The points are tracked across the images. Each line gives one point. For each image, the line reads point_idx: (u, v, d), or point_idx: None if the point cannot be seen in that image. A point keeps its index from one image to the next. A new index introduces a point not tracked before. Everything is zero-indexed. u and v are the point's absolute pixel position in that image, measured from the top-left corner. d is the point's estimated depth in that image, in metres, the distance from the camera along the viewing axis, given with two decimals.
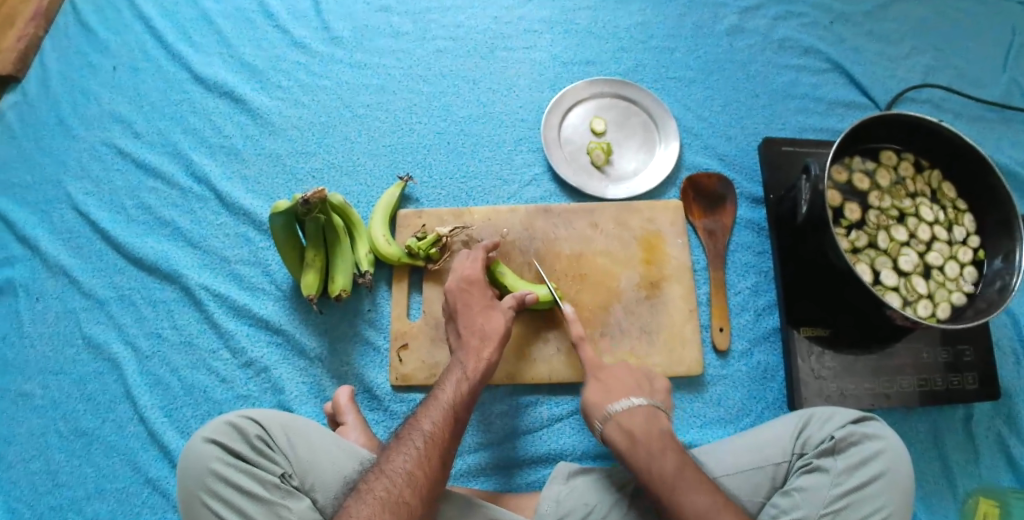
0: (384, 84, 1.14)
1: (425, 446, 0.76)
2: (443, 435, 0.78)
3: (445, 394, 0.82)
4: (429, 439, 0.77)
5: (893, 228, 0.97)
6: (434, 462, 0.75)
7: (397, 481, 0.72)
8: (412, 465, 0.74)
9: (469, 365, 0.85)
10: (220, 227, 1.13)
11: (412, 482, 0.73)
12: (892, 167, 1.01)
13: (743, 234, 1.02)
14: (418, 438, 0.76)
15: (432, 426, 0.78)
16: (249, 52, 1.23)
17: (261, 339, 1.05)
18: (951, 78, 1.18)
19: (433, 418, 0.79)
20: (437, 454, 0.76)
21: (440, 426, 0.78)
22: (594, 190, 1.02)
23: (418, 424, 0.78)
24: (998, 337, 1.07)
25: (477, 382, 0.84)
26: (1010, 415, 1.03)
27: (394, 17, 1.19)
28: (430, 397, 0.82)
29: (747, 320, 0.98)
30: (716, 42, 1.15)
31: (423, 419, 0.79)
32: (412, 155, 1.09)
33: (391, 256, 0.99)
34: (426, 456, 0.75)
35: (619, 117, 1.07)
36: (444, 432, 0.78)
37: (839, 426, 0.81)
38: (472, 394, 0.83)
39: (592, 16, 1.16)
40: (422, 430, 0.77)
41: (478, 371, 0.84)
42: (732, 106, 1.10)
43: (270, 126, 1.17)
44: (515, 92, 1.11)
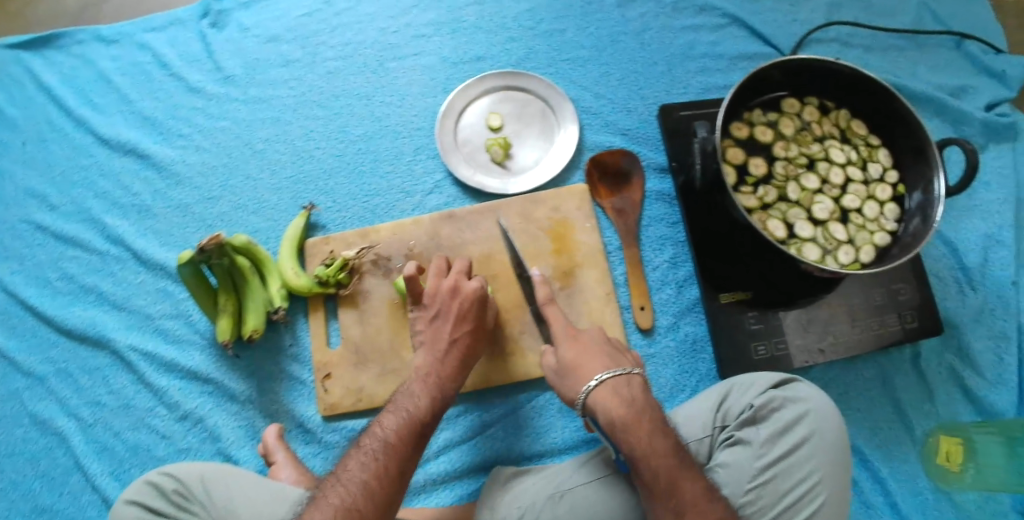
0: (279, 114, 1.13)
1: (384, 455, 0.74)
2: (403, 444, 0.76)
3: (411, 404, 0.80)
4: (388, 447, 0.75)
5: (803, 177, 0.94)
6: (393, 470, 0.73)
7: (353, 490, 0.71)
8: (369, 474, 0.72)
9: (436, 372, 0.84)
10: (141, 285, 1.12)
11: (367, 490, 0.71)
12: (795, 114, 0.97)
13: (654, 207, 0.99)
14: (378, 446, 0.75)
15: (394, 436, 0.76)
16: (150, 105, 1.22)
17: (194, 389, 1.05)
18: (860, 11, 1.15)
19: (395, 425, 0.77)
20: (396, 463, 0.74)
21: (402, 435, 0.76)
22: (496, 188, 1.00)
23: (380, 432, 0.76)
24: (938, 268, 1.03)
25: (440, 393, 0.83)
26: (959, 347, 1.00)
27: (283, 46, 1.18)
28: (395, 405, 0.81)
29: (669, 294, 0.95)
30: (607, 16, 1.12)
31: (385, 427, 0.77)
32: (314, 182, 1.07)
33: (301, 288, 0.98)
34: (383, 465, 0.73)
35: (516, 109, 1.05)
36: (404, 442, 0.76)
37: (759, 393, 0.79)
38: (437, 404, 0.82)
39: (478, 10, 1.13)
40: (385, 438, 0.76)
41: (439, 380, 0.83)
42: (629, 79, 1.07)
43: (176, 177, 1.16)
44: (409, 101, 1.09)
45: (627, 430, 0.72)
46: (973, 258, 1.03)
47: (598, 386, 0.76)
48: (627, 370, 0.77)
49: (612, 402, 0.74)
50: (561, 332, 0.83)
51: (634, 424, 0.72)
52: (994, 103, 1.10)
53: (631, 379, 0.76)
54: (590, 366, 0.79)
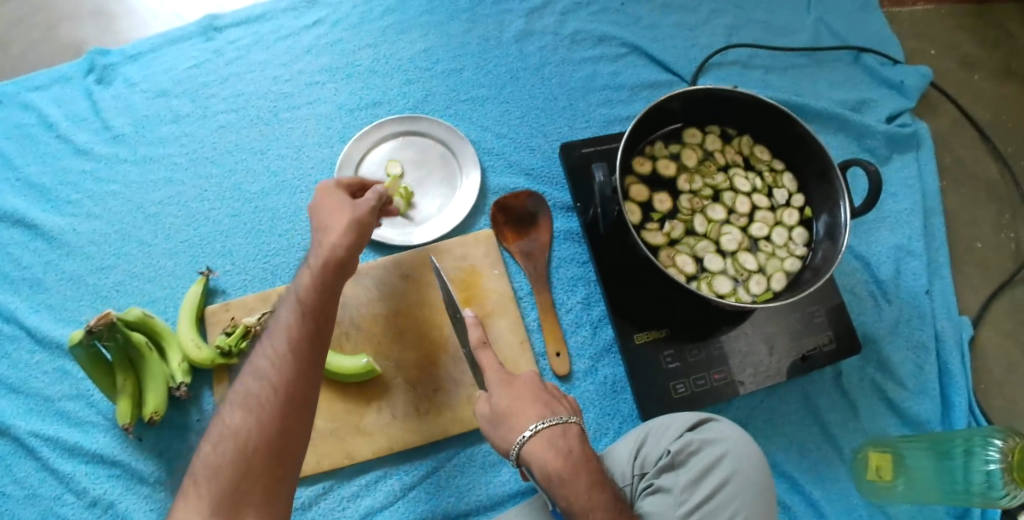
0: (171, 175, 1.08)
1: (263, 392, 0.67)
2: (284, 372, 0.68)
3: (282, 320, 0.72)
4: (266, 382, 0.68)
5: (709, 209, 0.93)
6: (277, 400, 0.67)
7: (240, 431, 0.65)
8: (252, 412, 0.66)
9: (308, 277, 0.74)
10: (37, 365, 1.04)
11: (257, 428, 0.65)
12: (697, 144, 0.96)
13: (563, 247, 0.96)
14: (254, 384, 0.68)
15: (270, 364, 0.69)
16: (37, 169, 1.13)
17: (102, 472, 0.98)
18: (759, 31, 1.16)
19: (269, 353, 0.69)
20: (278, 391, 0.67)
21: (279, 362, 0.69)
22: (399, 240, 0.95)
23: (254, 369, 0.69)
24: (854, 284, 1.03)
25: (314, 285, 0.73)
26: (880, 361, 1.00)
27: (173, 101, 1.13)
28: (268, 331, 0.72)
29: (584, 335, 0.93)
30: (505, 52, 1.09)
31: (260, 360, 0.69)
32: (211, 245, 1.02)
33: (203, 361, 0.92)
34: (264, 400, 0.67)
35: (417, 154, 1.01)
36: (284, 367, 0.68)
37: (675, 437, 0.76)
38: (314, 296, 0.73)
39: (373, 53, 1.10)
40: (262, 369, 0.68)
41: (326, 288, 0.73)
42: (529, 116, 1.04)
43: (67, 247, 1.09)
44: (306, 153, 1.04)
45: (564, 478, 0.68)
46: (886, 270, 1.04)
47: (533, 437, 0.70)
48: (563, 417, 0.72)
49: (548, 455, 0.69)
50: (495, 378, 0.76)
51: (570, 471, 0.68)
52: (897, 113, 1.12)
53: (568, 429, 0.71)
54: (524, 413, 0.73)
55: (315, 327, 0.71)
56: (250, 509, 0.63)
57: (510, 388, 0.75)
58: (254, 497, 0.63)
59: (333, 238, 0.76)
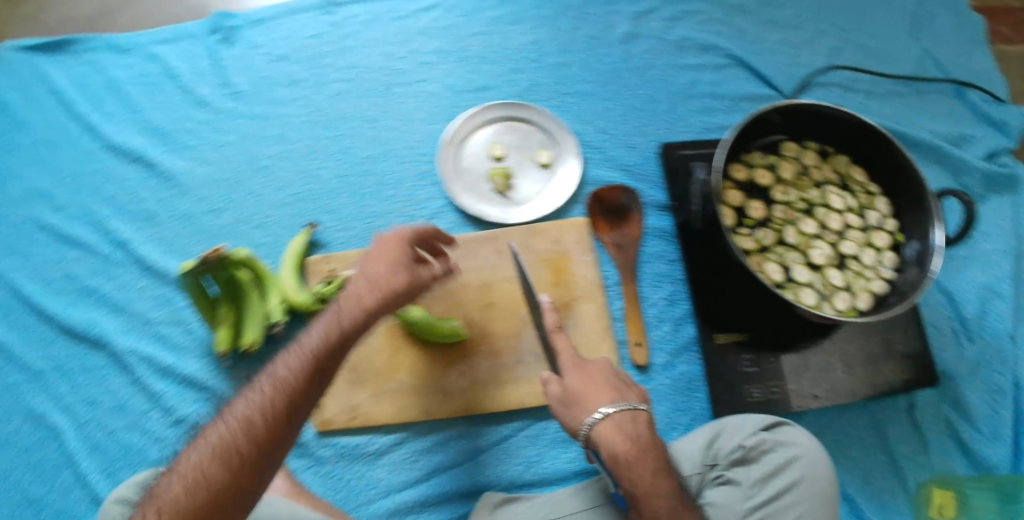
0: (283, 132, 1.13)
1: (247, 419, 0.67)
2: (269, 408, 0.68)
3: (314, 334, 0.74)
4: (251, 411, 0.68)
5: (801, 222, 0.95)
6: (259, 433, 0.67)
7: (211, 457, 0.66)
8: (232, 438, 0.66)
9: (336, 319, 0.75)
10: (141, 290, 1.13)
11: (227, 457, 0.65)
12: (795, 158, 0.98)
13: (653, 244, 1.00)
14: (243, 409, 0.68)
15: (261, 397, 0.69)
16: (154, 116, 1.21)
17: (188, 396, 1.07)
18: (860, 55, 1.14)
19: (261, 385, 0.70)
20: (260, 426, 0.67)
21: (270, 395, 0.69)
22: (497, 218, 1.00)
23: (246, 395, 0.70)
24: (936, 318, 1.02)
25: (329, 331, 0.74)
26: (955, 398, 0.99)
27: (291, 67, 1.17)
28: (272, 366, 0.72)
29: (665, 331, 0.96)
30: (611, 51, 1.11)
31: (254, 390, 0.70)
32: (318, 201, 1.08)
33: (301, 304, 0.99)
34: (245, 430, 0.67)
35: (519, 139, 1.05)
36: (270, 403, 0.68)
37: (751, 434, 0.78)
38: (351, 322, 0.74)
39: (483, 41, 1.12)
40: (249, 401, 0.69)
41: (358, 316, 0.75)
42: (631, 115, 1.07)
43: (181, 188, 1.15)
44: (412, 127, 1.09)
45: (632, 463, 0.70)
46: (971, 310, 1.02)
47: (604, 419, 0.73)
48: (633, 404, 0.75)
49: (616, 438, 0.72)
50: (567, 362, 0.78)
51: (636, 458, 0.71)
52: (999, 152, 1.09)
53: (638, 415, 0.74)
54: (597, 397, 0.75)
55: (316, 370, 0.71)
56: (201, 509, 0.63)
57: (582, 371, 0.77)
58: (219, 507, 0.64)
59: (366, 295, 0.76)
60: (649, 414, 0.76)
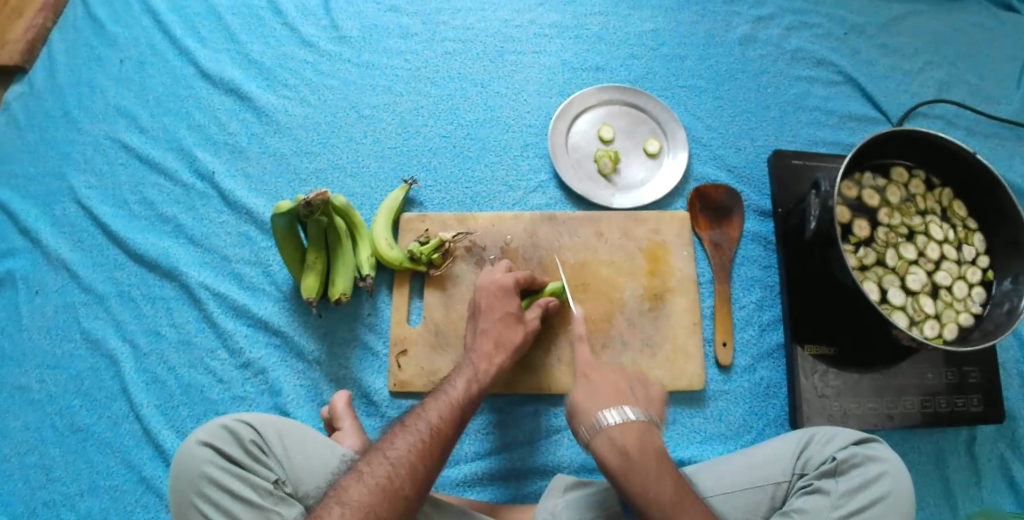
0: (390, 84, 1.13)
1: (430, 438, 0.75)
2: (446, 431, 0.76)
3: (481, 350, 0.86)
4: (433, 431, 0.75)
5: (902, 246, 0.96)
6: (435, 454, 0.74)
7: (399, 470, 0.71)
8: (414, 455, 0.73)
9: (486, 352, 0.86)
10: (222, 225, 1.10)
11: (413, 473, 0.72)
12: (902, 184, 1.00)
13: (749, 247, 1.02)
14: (424, 428, 0.75)
15: (438, 419, 0.77)
16: (258, 49, 1.19)
17: (261, 339, 1.03)
18: (966, 93, 1.17)
19: (441, 403, 0.79)
20: (438, 446, 0.75)
21: (446, 419, 0.77)
22: (601, 199, 1.02)
23: (426, 414, 0.77)
24: (1005, 358, 1.05)
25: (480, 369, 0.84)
26: (1013, 439, 1.01)
27: (403, 17, 1.18)
28: (439, 390, 0.81)
29: (751, 335, 0.98)
30: (728, 52, 1.14)
31: (430, 410, 0.78)
32: (417, 157, 1.08)
33: (393, 261, 0.97)
34: (430, 449, 0.74)
35: (628, 125, 1.07)
36: (449, 426, 0.77)
37: (841, 447, 0.80)
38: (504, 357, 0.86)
39: (603, 21, 1.15)
40: (429, 420, 0.76)
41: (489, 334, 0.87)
42: (741, 117, 1.10)
43: (276, 125, 1.14)
44: (523, 97, 1.10)
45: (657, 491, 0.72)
46: None
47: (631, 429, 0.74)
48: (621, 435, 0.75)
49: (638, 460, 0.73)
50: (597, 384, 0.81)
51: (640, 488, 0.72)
52: None
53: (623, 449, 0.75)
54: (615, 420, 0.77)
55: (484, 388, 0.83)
56: (403, 491, 0.70)
57: (619, 439, 0.72)
58: (412, 488, 0.71)
59: (491, 325, 0.88)
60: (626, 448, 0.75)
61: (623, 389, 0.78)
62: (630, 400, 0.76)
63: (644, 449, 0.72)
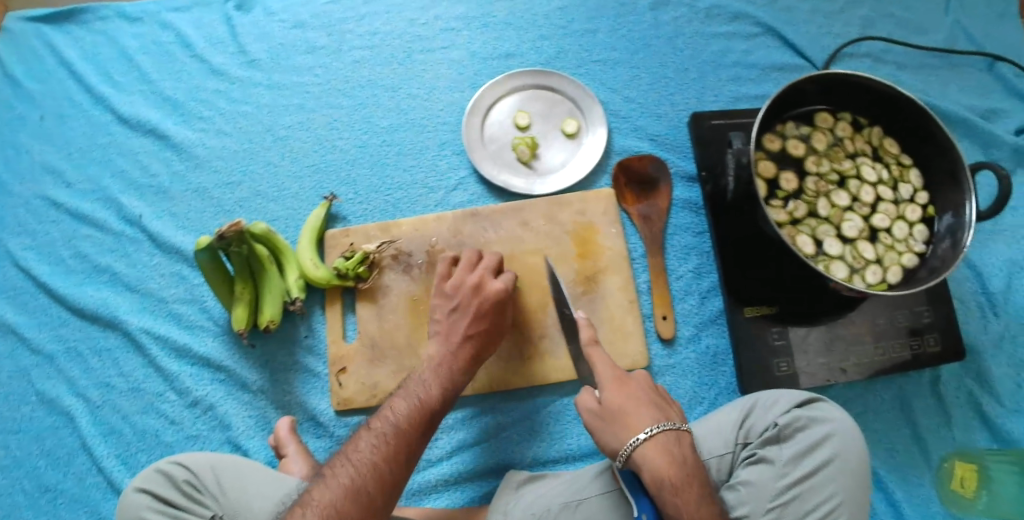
0: (303, 102, 1.12)
1: (396, 438, 0.73)
2: (413, 431, 0.75)
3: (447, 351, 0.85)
4: (399, 431, 0.74)
5: (834, 194, 0.93)
6: (401, 455, 0.72)
7: (364, 470, 0.69)
8: (379, 455, 0.71)
9: (440, 353, 0.85)
10: (156, 268, 1.09)
11: (379, 473, 0.70)
12: (828, 129, 0.96)
13: (680, 215, 0.99)
14: (390, 429, 0.74)
15: (405, 419, 0.75)
16: (170, 86, 1.17)
17: (206, 376, 1.02)
18: (892, 26, 1.13)
19: (403, 403, 0.77)
20: (406, 446, 0.73)
21: (413, 420, 0.75)
22: (521, 188, 1.00)
23: (392, 415, 0.75)
24: (962, 292, 1.01)
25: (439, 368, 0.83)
26: (979, 373, 0.98)
27: (309, 33, 1.16)
28: (406, 389, 0.80)
29: (692, 304, 0.95)
30: (639, 19, 1.11)
31: (396, 411, 0.76)
32: (336, 172, 1.06)
33: (320, 280, 0.95)
34: (395, 449, 0.72)
35: (544, 108, 1.05)
36: (415, 426, 0.75)
37: (783, 412, 0.77)
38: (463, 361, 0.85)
39: (510, 6, 1.13)
40: (395, 421, 0.75)
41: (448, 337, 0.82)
42: (659, 84, 1.07)
43: (196, 160, 1.12)
44: (435, 95, 1.08)
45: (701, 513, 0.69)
46: (998, 283, 1.01)
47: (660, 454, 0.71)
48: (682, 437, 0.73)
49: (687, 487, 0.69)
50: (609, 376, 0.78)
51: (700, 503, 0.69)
52: None
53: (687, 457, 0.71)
54: (638, 415, 0.74)
55: (450, 387, 0.82)
56: (368, 492, 0.68)
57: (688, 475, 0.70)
58: (376, 489, 0.69)
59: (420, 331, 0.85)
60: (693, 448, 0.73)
61: (661, 401, 0.77)
62: (663, 406, 0.76)
63: (694, 461, 0.71)
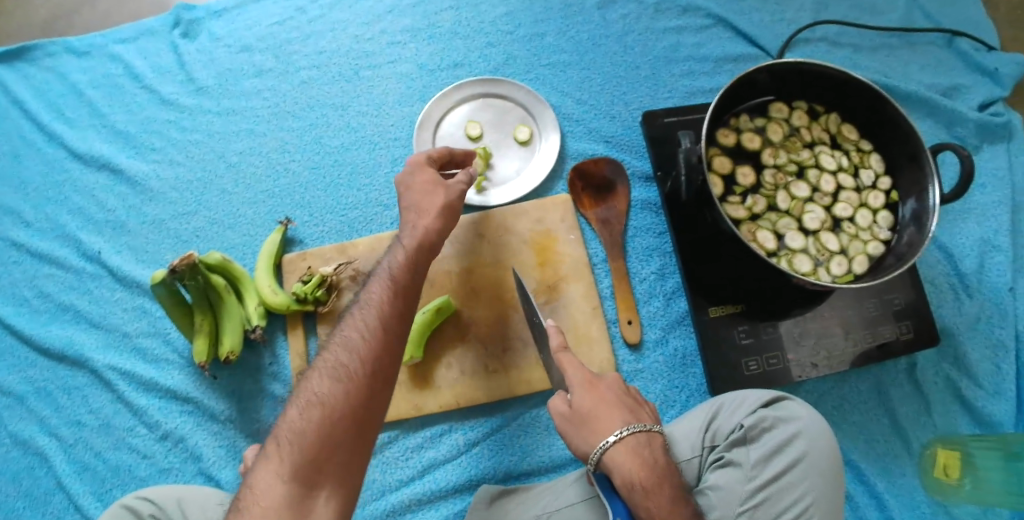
0: (253, 126, 1.10)
1: (353, 371, 0.64)
2: (370, 357, 0.65)
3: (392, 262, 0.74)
4: (353, 363, 0.64)
5: (793, 186, 0.92)
6: (360, 387, 0.64)
7: (318, 414, 0.62)
8: (334, 394, 0.63)
9: (396, 262, 0.74)
10: (117, 303, 1.07)
11: (338, 413, 0.62)
12: (784, 119, 0.94)
13: (640, 216, 0.97)
14: (345, 362, 0.65)
15: (359, 347, 0.66)
16: (122, 118, 1.16)
17: (174, 409, 1.00)
18: (846, 8, 1.11)
19: (367, 325, 0.68)
20: (365, 376, 0.64)
21: (368, 344, 0.66)
22: (477, 200, 0.97)
23: (344, 346, 0.66)
24: (933, 275, 0.99)
25: (399, 282, 0.72)
26: (956, 357, 0.96)
27: (256, 56, 1.14)
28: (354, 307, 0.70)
29: (657, 306, 0.94)
30: (587, 19, 1.09)
31: (348, 340, 0.67)
32: (290, 195, 1.05)
33: (278, 306, 0.93)
34: (353, 382, 0.63)
35: (495, 117, 1.03)
36: (370, 352, 0.65)
37: (748, 413, 0.75)
38: (409, 271, 0.74)
39: (456, 15, 1.11)
40: (349, 353, 0.65)
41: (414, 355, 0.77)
42: (611, 84, 1.05)
43: (150, 192, 1.11)
44: (384, 111, 1.07)
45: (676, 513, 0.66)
46: (970, 264, 0.99)
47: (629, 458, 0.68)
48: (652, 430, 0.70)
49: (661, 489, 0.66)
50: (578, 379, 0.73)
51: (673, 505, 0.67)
52: (988, 102, 1.05)
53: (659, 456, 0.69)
54: (608, 419, 0.70)
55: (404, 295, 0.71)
56: (330, 440, 0.61)
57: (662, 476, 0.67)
58: (340, 433, 0.61)
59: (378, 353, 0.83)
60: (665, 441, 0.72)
61: (635, 403, 0.74)
62: (634, 406, 0.73)
63: (664, 462, 0.69)
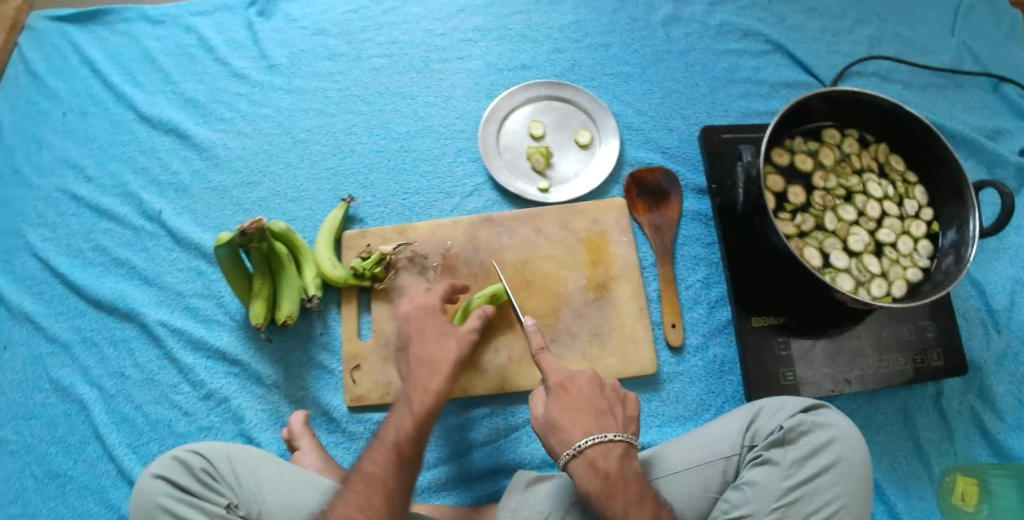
0: (322, 107, 1.14)
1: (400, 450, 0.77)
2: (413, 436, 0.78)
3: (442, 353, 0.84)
4: (400, 446, 0.77)
5: (840, 208, 0.96)
6: (407, 460, 0.77)
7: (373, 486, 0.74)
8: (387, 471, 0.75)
9: (443, 348, 0.85)
10: (174, 263, 1.11)
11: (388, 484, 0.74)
12: (835, 145, 0.99)
13: (690, 226, 1.02)
14: (392, 446, 0.77)
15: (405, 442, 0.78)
16: (192, 87, 1.21)
17: (220, 370, 1.04)
18: (899, 46, 1.16)
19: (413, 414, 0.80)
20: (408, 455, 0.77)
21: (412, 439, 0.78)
22: (536, 197, 1.03)
23: (392, 438, 0.78)
24: (965, 308, 1.03)
25: (458, 355, 0.85)
26: (981, 389, 1.00)
27: (330, 39, 1.19)
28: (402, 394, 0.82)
29: (700, 313, 0.97)
30: (652, 34, 1.14)
31: (394, 432, 0.79)
32: (354, 175, 1.09)
33: (337, 278, 0.98)
34: (402, 459, 0.76)
35: (558, 119, 1.07)
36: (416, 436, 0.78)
37: (787, 417, 0.79)
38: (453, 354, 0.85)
39: (526, 19, 1.16)
40: (397, 442, 0.77)
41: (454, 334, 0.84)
42: (671, 98, 1.10)
43: (216, 159, 1.15)
44: (451, 103, 1.12)
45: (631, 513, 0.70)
46: (1001, 301, 1.03)
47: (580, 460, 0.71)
48: (607, 435, 0.72)
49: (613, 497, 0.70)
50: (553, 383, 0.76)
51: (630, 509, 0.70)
52: None
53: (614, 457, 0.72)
54: (577, 424, 0.73)
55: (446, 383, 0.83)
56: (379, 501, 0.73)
57: (610, 481, 0.70)
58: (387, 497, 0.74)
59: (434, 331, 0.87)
60: (628, 443, 0.73)
61: (603, 409, 0.75)
62: (602, 411, 0.75)
63: (624, 472, 0.71)
